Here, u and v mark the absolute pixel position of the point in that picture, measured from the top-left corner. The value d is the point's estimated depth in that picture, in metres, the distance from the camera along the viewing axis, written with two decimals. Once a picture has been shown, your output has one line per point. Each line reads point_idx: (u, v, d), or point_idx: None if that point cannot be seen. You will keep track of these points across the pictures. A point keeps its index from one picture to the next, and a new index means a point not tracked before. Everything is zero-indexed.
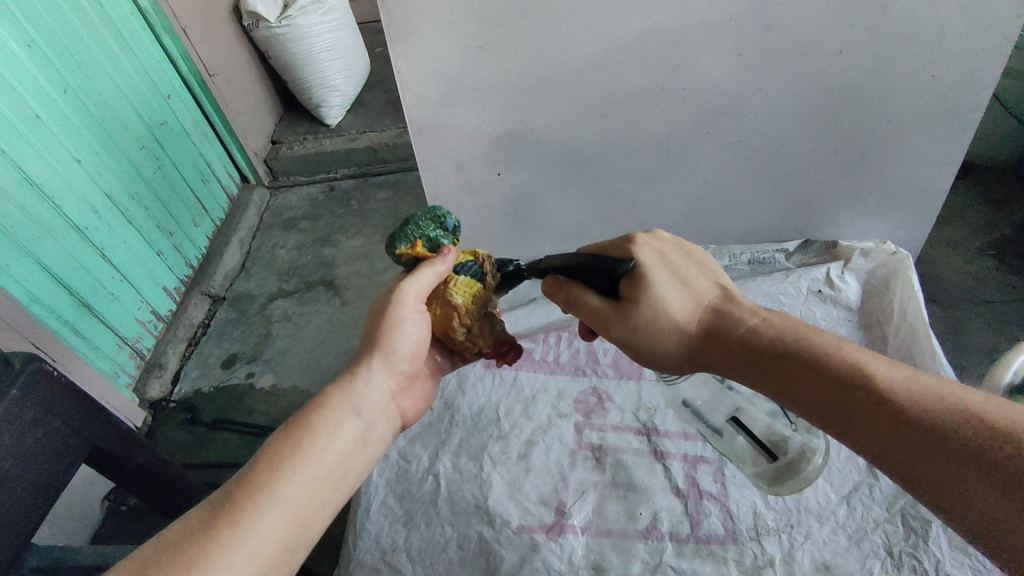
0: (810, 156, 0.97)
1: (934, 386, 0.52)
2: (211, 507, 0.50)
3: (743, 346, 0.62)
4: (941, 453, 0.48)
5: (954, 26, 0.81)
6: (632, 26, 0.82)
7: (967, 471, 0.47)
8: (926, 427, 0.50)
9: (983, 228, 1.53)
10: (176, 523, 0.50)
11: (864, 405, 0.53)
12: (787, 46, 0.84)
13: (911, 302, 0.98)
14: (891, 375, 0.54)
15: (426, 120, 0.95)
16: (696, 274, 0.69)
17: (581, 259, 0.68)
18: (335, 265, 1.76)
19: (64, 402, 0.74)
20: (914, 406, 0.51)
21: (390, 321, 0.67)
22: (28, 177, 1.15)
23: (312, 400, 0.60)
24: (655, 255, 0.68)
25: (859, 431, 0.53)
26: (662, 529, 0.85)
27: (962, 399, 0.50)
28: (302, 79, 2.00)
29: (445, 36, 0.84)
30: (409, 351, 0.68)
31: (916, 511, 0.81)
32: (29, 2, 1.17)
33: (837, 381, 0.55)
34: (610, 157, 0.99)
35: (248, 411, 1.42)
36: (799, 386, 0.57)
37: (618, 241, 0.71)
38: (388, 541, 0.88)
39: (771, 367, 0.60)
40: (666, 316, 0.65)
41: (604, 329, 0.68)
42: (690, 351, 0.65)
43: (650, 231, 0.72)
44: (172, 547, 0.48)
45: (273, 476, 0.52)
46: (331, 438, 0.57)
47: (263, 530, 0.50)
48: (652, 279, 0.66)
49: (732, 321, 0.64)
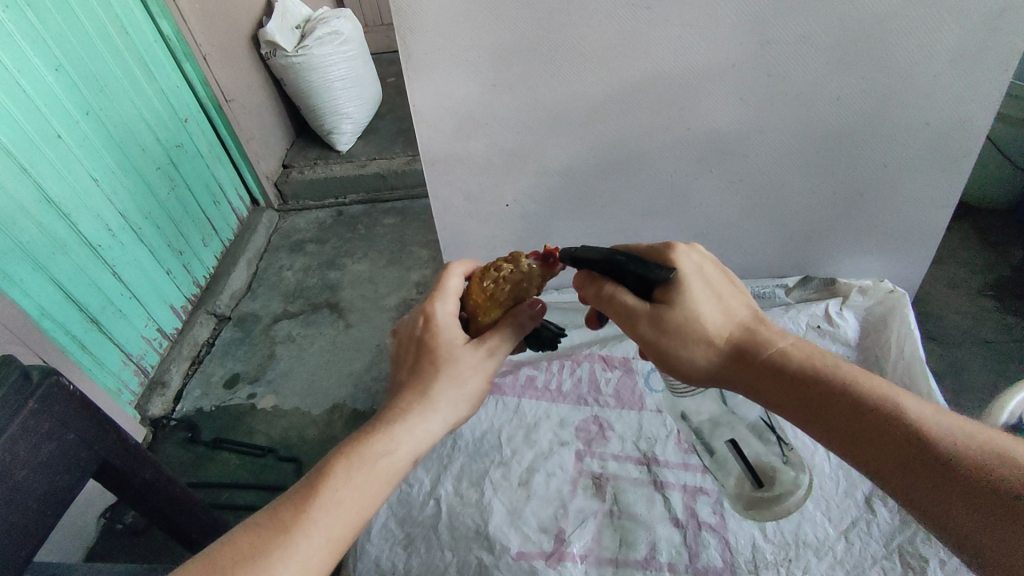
0: (810, 196, 1.01)
1: (960, 426, 0.53)
2: (258, 529, 0.52)
3: (771, 367, 0.62)
4: (954, 483, 0.50)
5: (946, 77, 0.85)
6: (639, 69, 0.86)
7: (982, 506, 0.48)
8: (946, 459, 0.51)
9: (981, 268, 1.56)
10: (224, 542, 0.52)
11: (891, 436, 0.54)
12: (787, 91, 0.87)
13: (908, 340, 1.00)
14: (921, 410, 0.55)
15: (437, 151, 0.98)
16: (729, 291, 0.68)
17: (619, 258, 0.66)
18: (341, 288, 1.79)
19: (78, 416, 0.75)
20: (939, 442, 0.52)
21: (459, 376, 0.65)
22: (46, 194, 1.18)
23: (373, 433, 0.61)
24: (694, 264, 0.67)
25: (884, 460, 0.54)
26: (661, 559, 0.86)
27: (985, 439, 0.52)
28: (315, 107, 2.06)
29: (458, 73, 0.88)
30: (473, 393, 0.66)
31: (913, 549, 0.82)
32: (57, 26, 1.22)
33: (863, 411, 0.56)
34: (615, 191, 1.02)
35: (249, 431, 1.42)
36: (825, 412, 0.58)
37: (658, 248, 0.69)
38: (388, 564, 0.88)
39: (799, 390, 0.60)
40: (695, 323, 0.64)
41: (632, 328, 0.66)
42: (716, 366, 0.64)
43: (691, 244, 0.70)
44: (222, 568, 0.50)
45: (320, 504, 0.54)
46: (386, 477, 0.58)
47: (308, 552, 0.52)
48: (687, 287, 0.64)
49: (762, 342, 0.64)
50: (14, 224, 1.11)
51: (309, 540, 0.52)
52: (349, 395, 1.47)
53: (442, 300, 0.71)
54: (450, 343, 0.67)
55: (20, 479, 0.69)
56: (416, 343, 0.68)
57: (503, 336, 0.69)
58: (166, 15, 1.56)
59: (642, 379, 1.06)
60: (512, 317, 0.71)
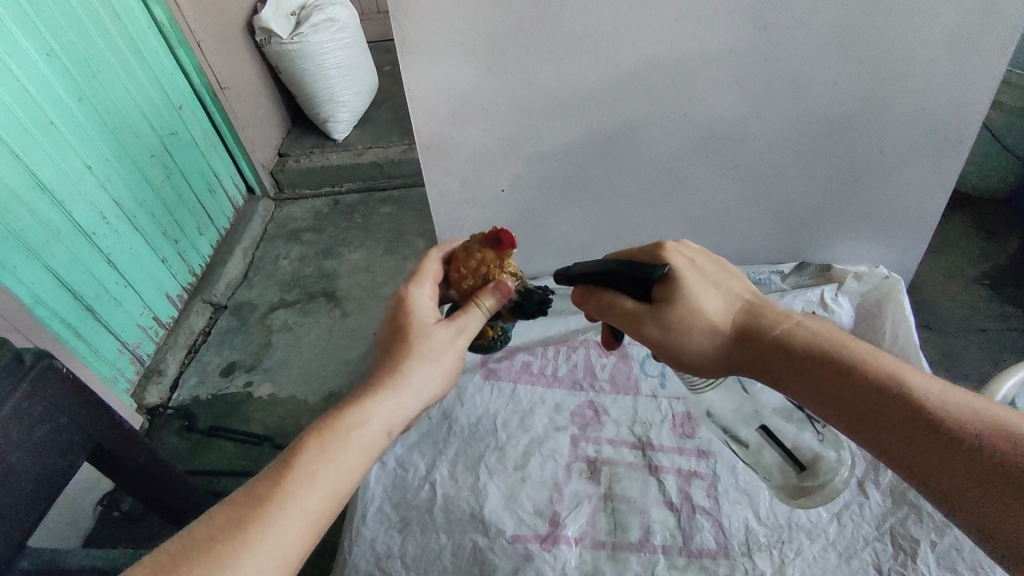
0: (806, 182, 1.01)
1: (964, 399, 0.54)
2: (236, 503, 0.52)
3: (779, 348, 0.63)
4: (965, 459, 0.51)
5: (943, 61, 0.84)
6: (636, 53, 0.86)
7: (986, 478, 0.50)
8: (951, 431, 0.52)
9: (978, 257, 1.56)
10: (201, 517, 0.51)
11: (897, 413, 0.55)
12: (784, 75, 0.87)
13: (902, 325, 1.00)
14: (925, 384, 0.56)
15: (433, 137, 0.97)
16: (726, 278, 0.69)
17: (611, 264, 0.67)
18: (337, 276, 1.79)
19: (71, 399, 0.75)
20: (944, 415, 0.53)
21: (431, 354, 0.65)
22: (40, 181, 1.18)
23: (346, 406, 0.60)
24: (684, 259, 0.68)
25: (891, 436, 0.55)
26: (655, 542, 0.86)
27: (989, 410, 0.53)
28: (311, 95, 2.05)
29: (453, 57, 0.87)
30: (446, 368, 0.66)
31: (905, 531, 0.83)
32: (49, 12, 1.20)
33: (871, 391, 0.57)
34: (612, 177, 1.02)
35: (245, 419, 1.42)
36: (832, 391, 0.59)
37: (647, 249, 0.71)
38: (384, 548, 0.89)
39: (807, 370, 0.61)
40: (697, 317, 0.65)
41: (638, 331, 0.67)
42: (725, 355, 0.66)
43: (679, 239, 0.72)
44: (200, 542, 0.49)
45: (295, 478, 0.53)
46: (360, 448, 0.58)
47: (292, 527, 0.52)
48: (683, 283, 0.66)
49: (767, 324, 0.65)
50: (7, 211, 1.11)
51: (285, 513, 0.52)
52: (345, 383, 1.47)
53: (414, 281, 0.74)
54: (420, 320, 0.68)
55: (14, 460, 0.69)
56: (395, 323, 0.69)
57: (473, 316, 0.70)
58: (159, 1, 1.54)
59: (637, 365, 1.06)
60: (484, 300, 0.71)
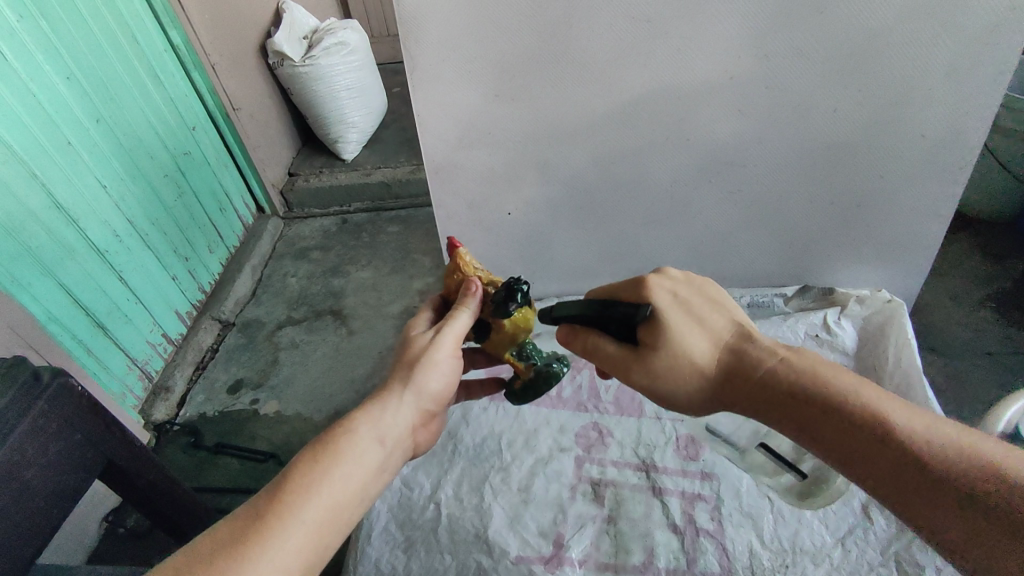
0: (808, 207, 1.02)
1: (951, 433, 0.55)
2: (236, 521, 0.53)
3: (766, 385, 0.64)
4: (954, 498, 0.52)
5: (940, 91, 0.86)
6: (640, 83, 0.88)
7: (971, 517, 0.51)
8: (939, 471, 0.53)
9: (982, 280, 1.56)
10: (204, 536, 0.52)
11: (882, 452, 0.56)
12: (786, 104, 0.89)
13: (905, 349, 1.01)
14: (911, 421, 0.56)
15: (441, 161, 1.00)
16: (710, 313, 0.70)
17: (595, 307, 0.70)
18: (344, 295, 1.81)
19: (85, 416, 0.77)
20: (931, 453, 0.54)
21: (424, 361, 0.67)
22: (56, 201, 1.20)
23: (339, 423, 0.61)
24: (668, 296, 0.69)
25: (878, 474, 0.56)
26: (659, 564, 0.86)
27: (974, 445, 0.53)
28: (321, 116, 2.09)
29: (462, 84, 0.90)
30: (435, 373, 0.68)
31: (910, 557, 0.83)
32: (70, 37, 1.25)
33: (858, 430, 0.57)
34: (617, 201, 1.04)
35: (251, 436, 1.43)
36: (821, 431, 0.60)
37: (629, 283, 0.71)
38: (388, 567, 0.89)
39: (793, 409, 0.62)
40: (684, 360, 0.66)
41: (626, 374, 0.69)
42: (713, 393, 0.67)
43: (660, 270, 0.72)
44: (202, 558, 0.50)
45: (291, 491, 0.54)
46: (355, 460, 0.59)
47: (294, 544, 0.52)
48: (668, 322, 0.66)
49: (752, 361, 0.65)
50: (24, 229, 1.13)
51: (284, 526, 0.52)
52: (351, 401, 1.48)
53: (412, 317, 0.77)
54: (407, 341, 0.71)
55: (29, 477, 0.70)
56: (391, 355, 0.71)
57: (457, 321, 0.71)
58: (176, 26, 1.59)
59: None
60: (468, 300, 0.72)
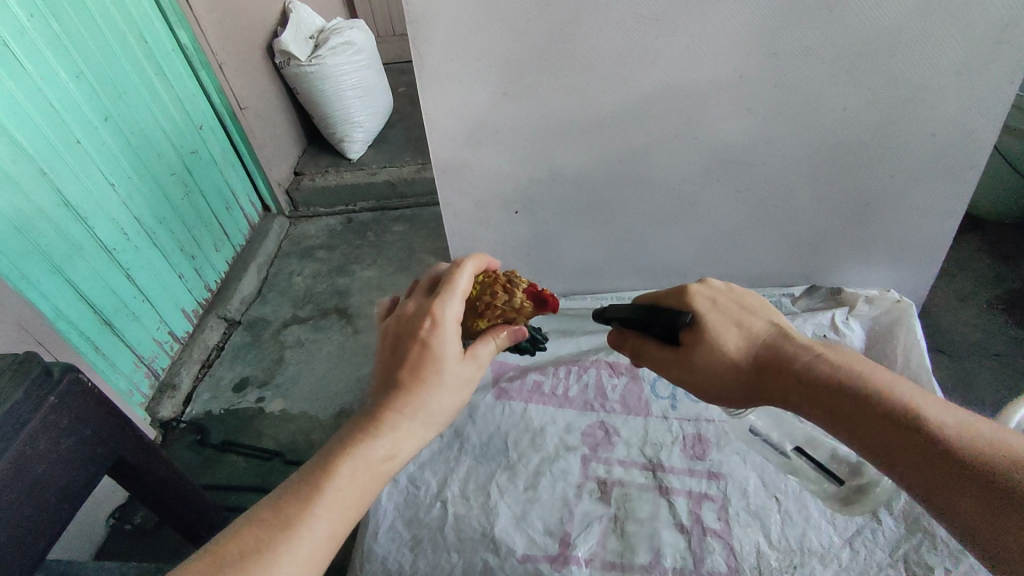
0: (817, 207, 1.02)
1: (987, 433, 0.54)
2: (260, 521, 0.53)
3: (801, 381, 0.64)
4: (985, 493, 0.51)
5: (950, 91, 0.86)
6: (648, 82, 0.88)
7: (1003, 514, 0.49)
8: (972, 467, 0.52)
9: (991, 281, 1.56)
10: (227, 534, 0.53)
11: (913, 447, 0.55)
12: (794, 102, 0.89)
13: (914, 350, 1.01)
14: (946, 419, 0.56)
15: (449, 159, 1.00)
16: (749, 314, 0.70)
17: (639, 313, 0.71)
18: (350, 294, 1.81)
19: (94, 412, 0.77)
20: (964, 449, 0.53)
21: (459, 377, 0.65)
22: (65, 199, 1.21)
23: (363, 423, 0.60)
24: (707, 302, 0.71)
25: (908, 469, 0.55)
26: (666, 564, 0.86)
27: (1010, 444, 0.53)
28: (327, 115, 2.09)
29: (470, 82, 0.90)
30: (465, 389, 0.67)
31: (919, 559, 0.82)
32: (79, 36, 1.25)
33: (891, 425, 0.57)
34: (624, 200, 1.04)
35: (257, 434, 1.44)
36: (855, 425, 0.59)
37: (672, 291, 0.74)
38: (395, 565, 0.89)
39: (828, 403, 0.62)
40: (720, 356, 0.68)
41: (667, 371, 0.72)
42: (750, 387, 0.68)
43: (703, 279, 0.75)
44: (228, 558, 0.50)
45: (316, 494, 0.54)
46: (378, 463, 0.59)
47: (312, 544, 0.53)
48: (707, 325, 0.69)
49: (790, 357, 0.66)
50: (33, 226, 1.14)
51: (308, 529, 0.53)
52: (357, 400, 1.48)
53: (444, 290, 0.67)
54: (445, 337, 0.64)
55: (39, 472, 0.70)
56: (422, 341, 0.63)
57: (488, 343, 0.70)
58: (184, 25, 1.60)
59: (648, 386, 1.07)
60: (503, 334, 0.72)
